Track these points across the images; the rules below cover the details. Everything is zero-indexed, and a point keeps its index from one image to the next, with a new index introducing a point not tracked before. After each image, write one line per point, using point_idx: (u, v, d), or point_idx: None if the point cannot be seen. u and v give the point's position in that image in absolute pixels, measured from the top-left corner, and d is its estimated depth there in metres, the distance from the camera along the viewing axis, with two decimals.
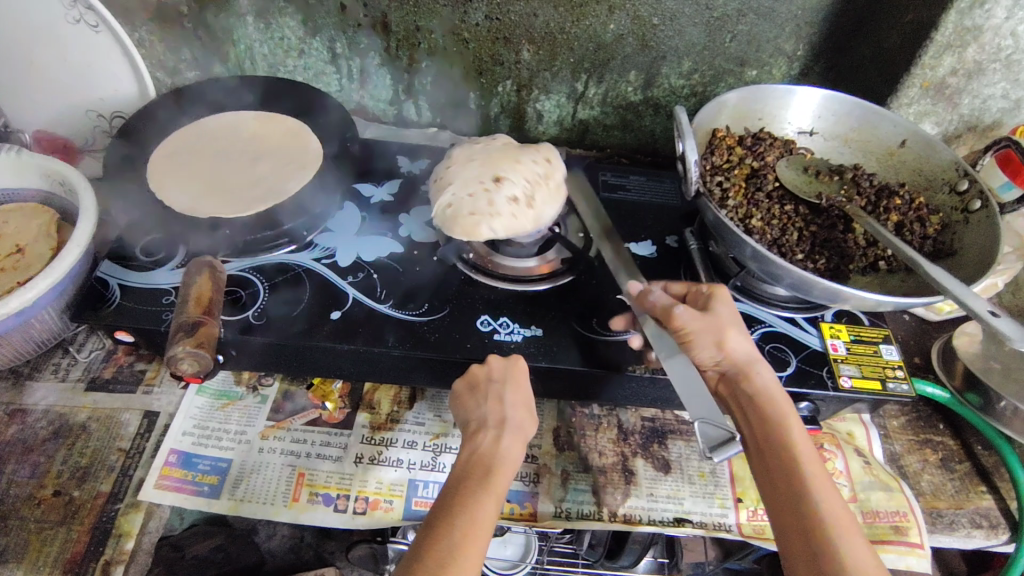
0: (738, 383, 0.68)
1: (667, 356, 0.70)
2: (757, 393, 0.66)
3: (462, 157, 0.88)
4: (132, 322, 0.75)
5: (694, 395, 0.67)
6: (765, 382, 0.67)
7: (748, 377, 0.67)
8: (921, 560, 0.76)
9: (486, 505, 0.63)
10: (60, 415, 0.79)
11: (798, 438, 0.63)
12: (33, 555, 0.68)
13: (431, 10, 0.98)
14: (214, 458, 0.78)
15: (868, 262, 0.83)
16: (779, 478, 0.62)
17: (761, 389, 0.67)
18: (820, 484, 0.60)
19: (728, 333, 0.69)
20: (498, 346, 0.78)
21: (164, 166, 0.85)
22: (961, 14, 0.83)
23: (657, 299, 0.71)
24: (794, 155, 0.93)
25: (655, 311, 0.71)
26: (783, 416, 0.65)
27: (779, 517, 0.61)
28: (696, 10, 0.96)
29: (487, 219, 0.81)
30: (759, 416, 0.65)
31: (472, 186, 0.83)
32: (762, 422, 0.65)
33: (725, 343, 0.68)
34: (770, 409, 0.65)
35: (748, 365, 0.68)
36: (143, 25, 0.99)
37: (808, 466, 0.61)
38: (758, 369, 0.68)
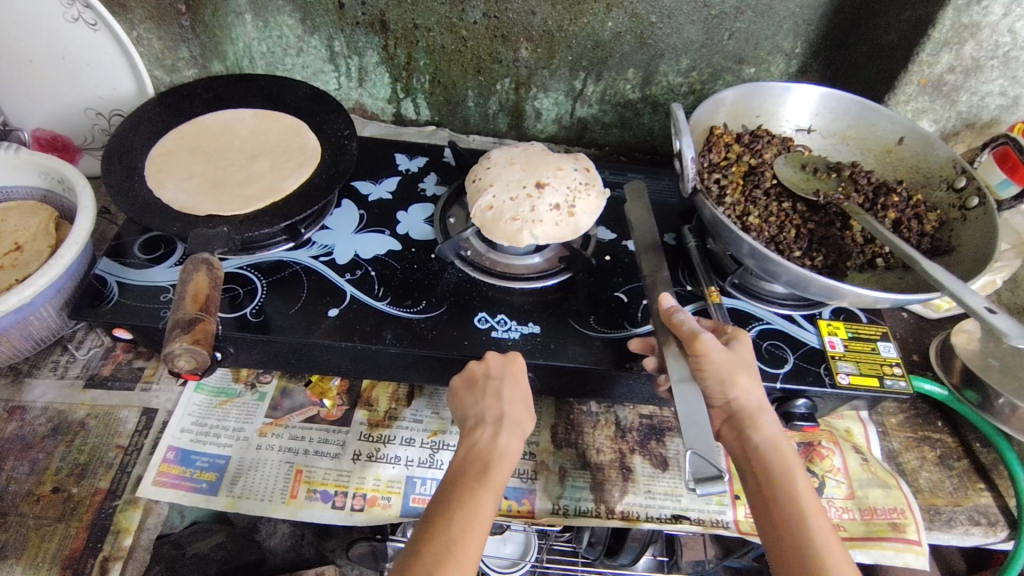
0: (745, 428, 0.68)
1: (677, 379, 0.67)
2: (765, 441, 0.67)
3: (507, 163, 0.85)
4: (130, 319, 0.75)
5: (695, 425, 0.63)
6: (772, 429, 0.68)
7: (756, 424, 0.67)
8: (918, 557, 0.76)
9: (485, 501, 0.63)
10: (58, 411, 0.79)
11: (802, 490, 0.65)
12: (32, 551, 0.69)
13: (429, 8, 0.99)
14: (212, 455, 0.78)
15: (866, 259, 0.83)
16: (782, 525, 0.63)
17: (769, 437, 0.67)
18: (824, 537, 0.62)
19: (744, 377, 0.68)
20: (496, 342, 0.78)
21: (162, 163, 0.85)
22: (958, 11, 0.83)
23: (686, 321, 0.69)
24: (792, 152, 0.93)
25: (680, 332, 0.69)
26: (789, 468, 0.66)
27: (784, 567, 0.62)
28: (694, 7, 0.96)
29: (529, 224, 0.79)
30: (766, 464, 0.66)
31: (516, 193, 0.81)
32: (768, 470, 0.66)
33: (741, 387, 0.67)
34: (777, 459, 0.66)
35: (758, 411, 0.68)
36: (141, 22, 0.92)
37: (813, 519, 0.63)
38: (766, 415, 0.68)
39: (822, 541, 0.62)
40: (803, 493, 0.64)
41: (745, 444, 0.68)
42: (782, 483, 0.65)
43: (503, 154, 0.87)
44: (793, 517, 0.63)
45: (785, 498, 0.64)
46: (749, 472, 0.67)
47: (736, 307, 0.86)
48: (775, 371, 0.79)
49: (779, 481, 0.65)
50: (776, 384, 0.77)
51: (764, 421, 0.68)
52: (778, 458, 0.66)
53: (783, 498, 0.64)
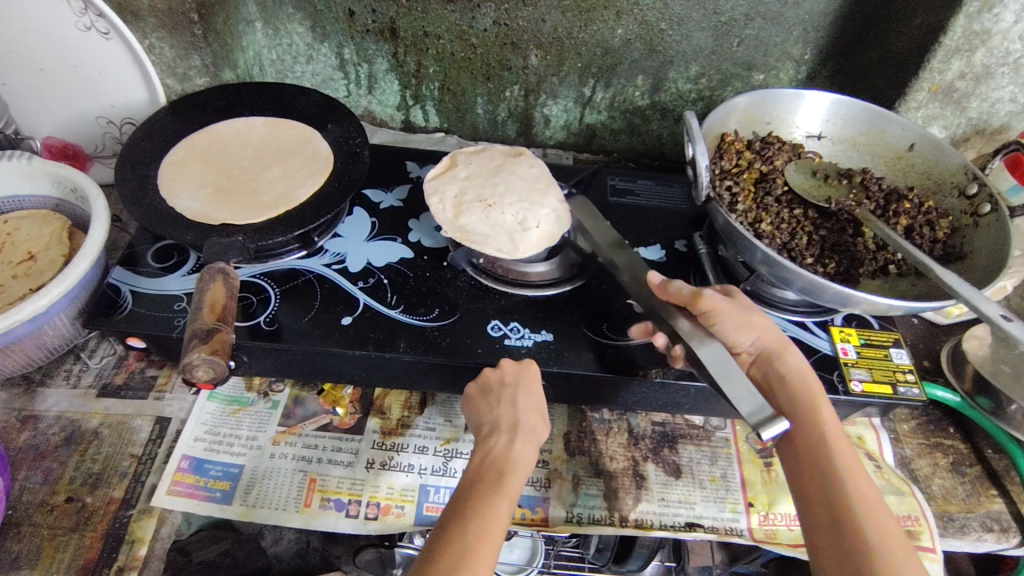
0: (772, 362, 0.70)
1: (699, 342, 0.66)
2: (791, 371, 0.69)
3: (449, 184, 0.88)
4: (145, 329, 0.75)
5: (732, 380, 0.63)
6: (799, 362, 0.70)
7: (782, 357, 0.70)
8: (933, 564, 0.77)
9: (499, 509, 0.63)
10: (72, 421, 0.79)
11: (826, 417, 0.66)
12: (46, 562, 0.69)
13: (439, 16, 0.99)
14: (225, 464, 0.78)
15: (878, 266, 0.83)
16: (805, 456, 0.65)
17: (795, 369, 0.69)
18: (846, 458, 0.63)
19: (759, 316, 0.71)
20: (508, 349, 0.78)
21: (175, 173, 0.85)
22: (969, 18, 0.83)
23: (684, 287, 0.70)
24: (803, 159, 0.93)
25: (680, 298, 0.70)
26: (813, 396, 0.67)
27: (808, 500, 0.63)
28: (703, 15, 0.97)
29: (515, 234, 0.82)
30: (792, 394, 0.68)
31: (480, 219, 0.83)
32: (796, 401, 0.67)
33: (758, 326, 0.71)
34: (798, 389, 0.68)
35: (783, 344, 0.71)
36: (154, 31, 0.92)
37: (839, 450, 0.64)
38: (791, 349, 0.70)
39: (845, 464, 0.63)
40: (828, 418, 0.66)
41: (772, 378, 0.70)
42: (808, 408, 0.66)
43: (440, 176, 0.90)
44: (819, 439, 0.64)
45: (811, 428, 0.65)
46: (776, 401, 0.69)
47: None
48: None
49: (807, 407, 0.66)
50: None
51: (789, 353, 0.70)
52: (805, 387, 0.68)
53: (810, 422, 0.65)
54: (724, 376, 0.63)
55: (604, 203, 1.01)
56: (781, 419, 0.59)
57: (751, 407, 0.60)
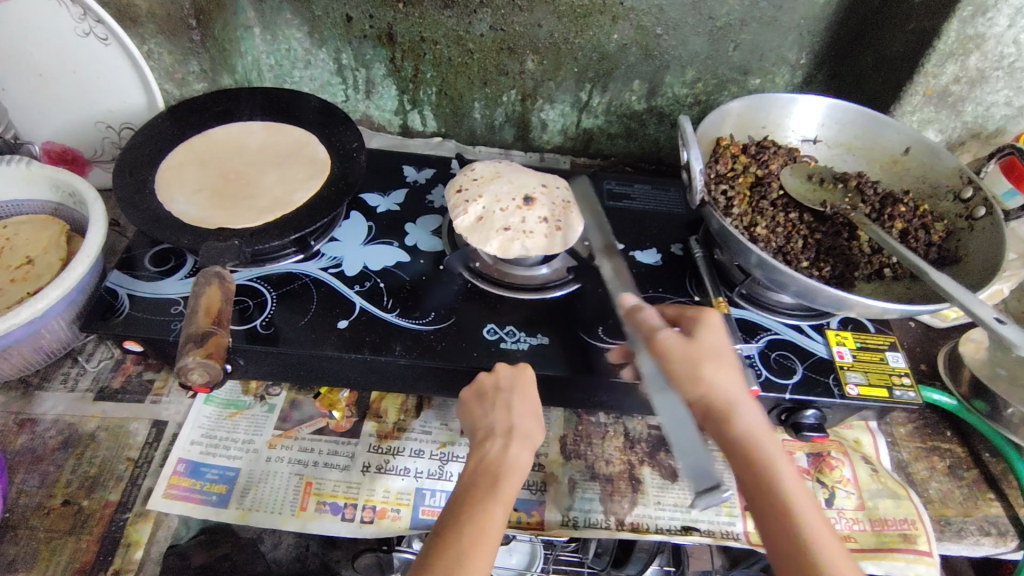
0: (721, 422, 0.65)
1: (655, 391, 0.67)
2: (740, 430, 0.64)
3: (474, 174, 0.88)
4: (142, 333, 0.75)
5: (683, 435, 0.63)
6: (749, 418, 0.65)
7: (734, 416, 0.65)
8: (930, 568, 0.75)
9: (495, 512, 0.63)
10: (69, 424, 0.79)
11: (785, 475, 0.61)
12: (43, 564, 0.69)
13: (436, 21, 1.00)
14: (222, 467, 0.78)
15: (873, 270, 0.83)
16: (768, 520, 0.60)
17: (748, 427, 0.64)
18: (813, 524, 0.59)
19: (707, 366, 0.67)
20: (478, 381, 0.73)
21: (173, 177, 0.85)
22: (963, 22, 0.83)
23: (649, 319, 0.71)
24: (799, 163, 0.93)
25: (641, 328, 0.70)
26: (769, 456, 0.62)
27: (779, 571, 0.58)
28: (699, 20, 0.97)
29: (520, 237, 0.80)
30: (744, 454, 0.63)
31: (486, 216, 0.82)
32: (747, 461, 0.62)
33: (709, 376, 0.66)
34: (754, 446, 0.63)
35: (731, 402, 0.66)
36: (152, 36, 0.94)
37: (803, 513, 0.59)
38: (741, 405, 0.66)
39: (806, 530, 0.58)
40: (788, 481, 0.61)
41: (722, 436, 0.65)
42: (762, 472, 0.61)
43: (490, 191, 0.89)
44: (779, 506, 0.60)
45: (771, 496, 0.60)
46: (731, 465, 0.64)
47: (743, 317, 0.86)
48: (784, 382, 0.79)
49: (765, 475, 0.61)
50: (786, 395, 0.78)
51: (742, 411, 0.65)
52: (757, 446, 0.63)
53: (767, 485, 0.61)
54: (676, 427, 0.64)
55: (601, 207, 1.01)
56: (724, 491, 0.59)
57: (693, 469, 0.61)
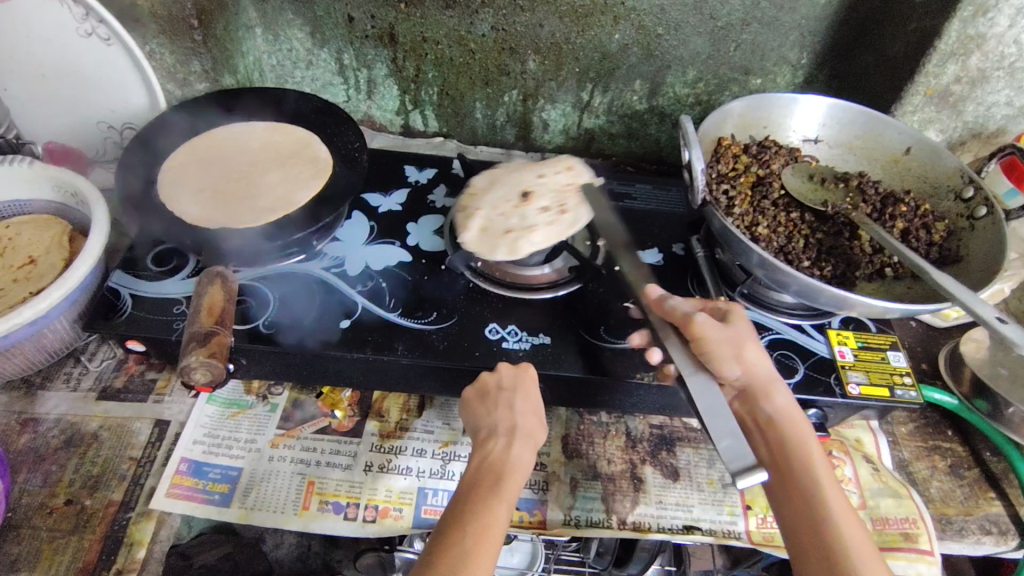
0: (757, 400, 0.69)
1: (687, 371, 0.66)
2: (778, 410, 0.68)
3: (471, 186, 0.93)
4: (144, 333, 0.76)
5: (717, 416, 0.63)
6: (784, 400, 0.68)
7: (769, 395, 0.68)
8: (931, 567, 0.76)
9: (498, 512, 0.63)
10: (71, 423, 0.79)
11: (816, 455, 0.65)
12: (45, 564, 0.69)
13: (437, 21, 1.00)
14: (224, 466, 0.79)
15: (874, 269, 0.83)
16: (795, 494, 0.64)
17: (784, 407, 0.68)
18: (839, 503, 0.63)
19: (749, 349, 0.70)
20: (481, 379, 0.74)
21: (175, 178, 0.85)
22: (964, 22, 0.83)
23: (678, 308, 0.70)
24: (800, 163, 0.93)
25: (674, 318, 0.70)
26: (802, 436, 0.66)
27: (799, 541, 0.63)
28: (701, 20, 0.97)
29: (523, 234, 0.83)
30: (777, 432, 0.67)
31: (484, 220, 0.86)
32: (780, 439, 0.66)
33: (746, 359, 0.69)
34: (786, 428, 0.67)
35: (771, 382, 0.69)
36: (154, 37, 0.94)
37: (828, 492, 0.63)
38: (779, 387, 0.69)
39: (833, 503, 0.63)
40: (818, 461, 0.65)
41: (757, 413, 0.69)
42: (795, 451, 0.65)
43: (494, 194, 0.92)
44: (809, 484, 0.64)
45: (801, 470, 0.64)
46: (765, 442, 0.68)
47: None
48: (786, 381, 0.79)
49: (796, 454, 0.65)
50: (788, 395, 0.78)
51: (776, 391, 0.69)
52: (793, 428, 0.67)
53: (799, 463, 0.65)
54: (708, 413, 0.63)
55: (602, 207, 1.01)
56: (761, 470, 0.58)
57: (730, 451, 0.60)
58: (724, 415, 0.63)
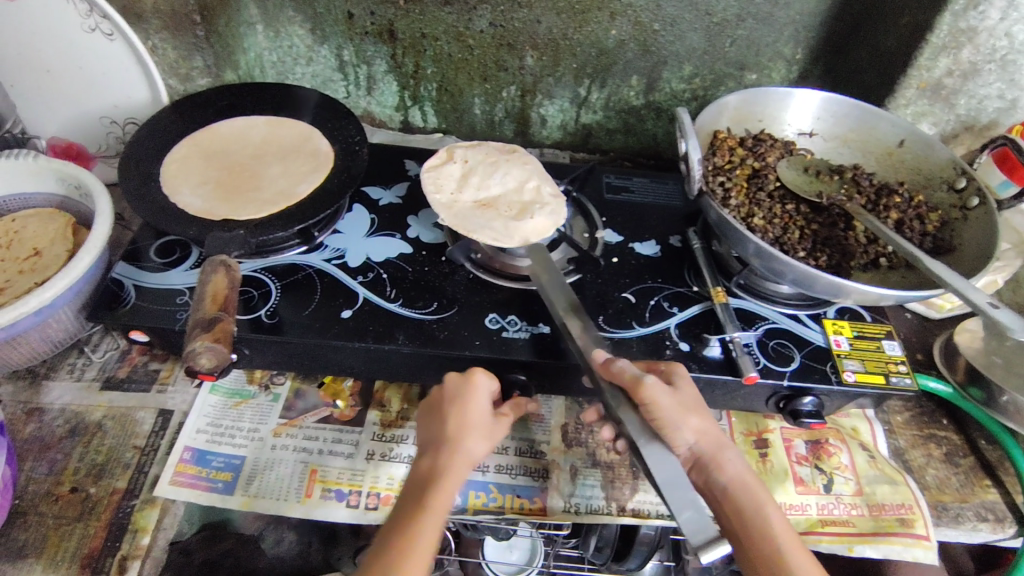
0: (710, 471, 0.70)
1: (643, 441, 0.67)
2: (730, 480, 0.69)
3: (445, 181, 0.91)
4: (148, 322, 0.77)
5: (676, 487, 0.65)
6: (735, 465, 0.70)
7: (720, 465, 0.69)
8: (927, 552, 0.77)
9: (422, 525, 0.62)
10: (76, 413, 0.80)
11: (773, 520, 0.67)
12: (51, 550, 0.70)
13: (436, 18, 1.01)
14: (228, 455, 0.79)
15: (869, 259, 0.85)
16: (763, 561, 0.65)
17: (733, 475, 0.69)
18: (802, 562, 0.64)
19: (695, 421, 0.69)
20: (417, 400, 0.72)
21: (177, 170, 0.86)
22: (955, 16, 0.85)
23: (626, 368, 0.67)
24: (795, 155, 0.94)
25: (621, 380, 0.67)
26: (758, 500, 0.68)
27: None
28: (696, 15, 0.99)
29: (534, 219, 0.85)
30: (732, 503, 0.68)
31: (500, 226, 0.84)
32: (737, 509, 0.68)
33: (696, 429, 0.69)
34: (740, 496, 0.68)
35: (719, 451, 0.70)
36: (157, 33, 0.95)
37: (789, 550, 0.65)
38: (727, 452, 0.70)
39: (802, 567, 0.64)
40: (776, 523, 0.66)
41: (711, 483, 0.70)
42: (755, 519, 0.67)
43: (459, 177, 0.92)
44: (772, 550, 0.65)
45: (762, 538, 0.66)
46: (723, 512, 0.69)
47: (742, 307, 0.87)
48: (782, 370, 0.80)
49: (755, 520, 0.67)
50: (784, 382, 0.79)
51: (725, 460, 0.70)
52: (746, 495, 0.68)
53: (756, 530, 0.66)
54: (667, 485, 0.65)
55: (599, 199, 1.02)
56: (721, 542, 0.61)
57: (691, 524, 0.62)
58: (680, 486, 0.65)
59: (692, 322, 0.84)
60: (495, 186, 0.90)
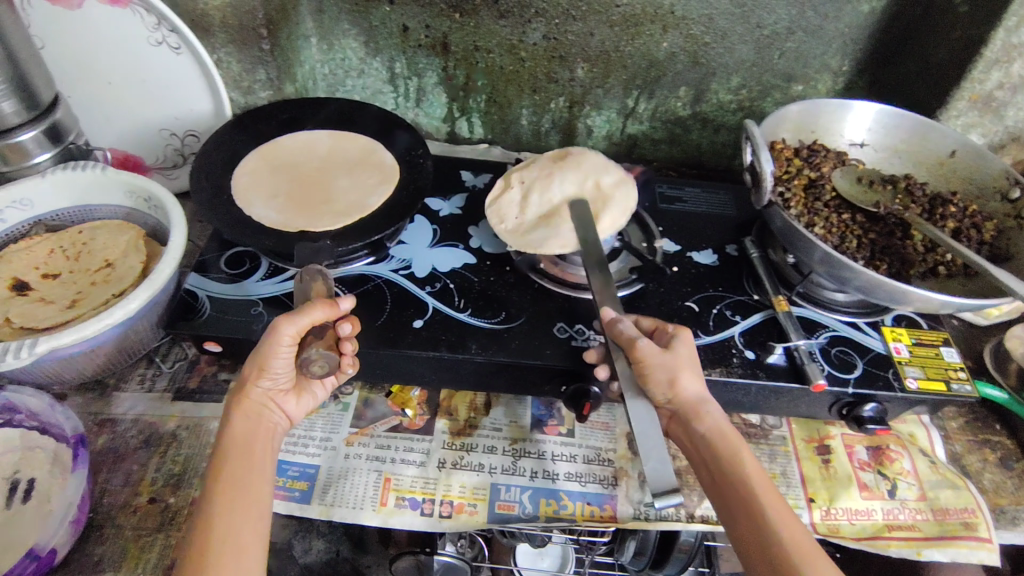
0: (689, 422, 0.71)
1: (631, 396, 0.70)
2: (710, 430, 0.70)
3: (508, 209, 0.93)
4: (226, 332, 0.77)
5: (649, 439, 0.68)
6: (716, 418, 0.71)
7: (700, 416, 0.71)
8: (992, 554, 0.77)
9: (232, 477, 0.64)
10: (149, 423, 0.81)
11: (750, 470, 0.68)
12: (134, 561, 0.70)
13: (491, 31, 1.03)
14: (303, 464, 0.80)
15: (928, 267, 0.86)
16: (737, 505, 0.66)
17: (714, 425, 0.70)
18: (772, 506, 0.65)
19: (686, 374, 0.71)
20: (265, 356, 0.68)
21: (250, 184, 0.87)
22: (1009, 31, 0.86)
23: (626, 330, 0.71)
24: (847, 166, 0.96)
25: (620, 340, 0.72)
26: (736, 451, 0.69)
27: (743, 546, 0.64)
28: (747, 28, 1.01)
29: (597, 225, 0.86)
30: (712, 453, 0.69)
31: (572, 229, 0.86)
32: (715, 459, 0.69)
33: (679, 381, 0.71)
34: (720, 446, 0.69)
35: (700, 404, 0.71)
36: (222, 46, 0.95)
37: (764, 497, 0.66)
38: (709, 406, 0.71)
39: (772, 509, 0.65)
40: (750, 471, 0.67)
41: (692, 436, 0.71)
42: (734, 468, 0.68)
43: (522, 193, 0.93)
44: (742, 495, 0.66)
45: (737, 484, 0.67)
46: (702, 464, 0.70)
47: (803, 315, 0.89)
48: (846, 376, 0.82)
49: (729, 466, 0.68)
50: (848, 389, 0.80)
51: (707, 412, 0.71)
52: (727, 444, 0.69)
53: (731, 477, 0.67)
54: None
55: (654, 208, 1.04)
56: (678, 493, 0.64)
57: (655, 472, 0.66)
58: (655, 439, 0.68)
59: (755, 330, 0.85)
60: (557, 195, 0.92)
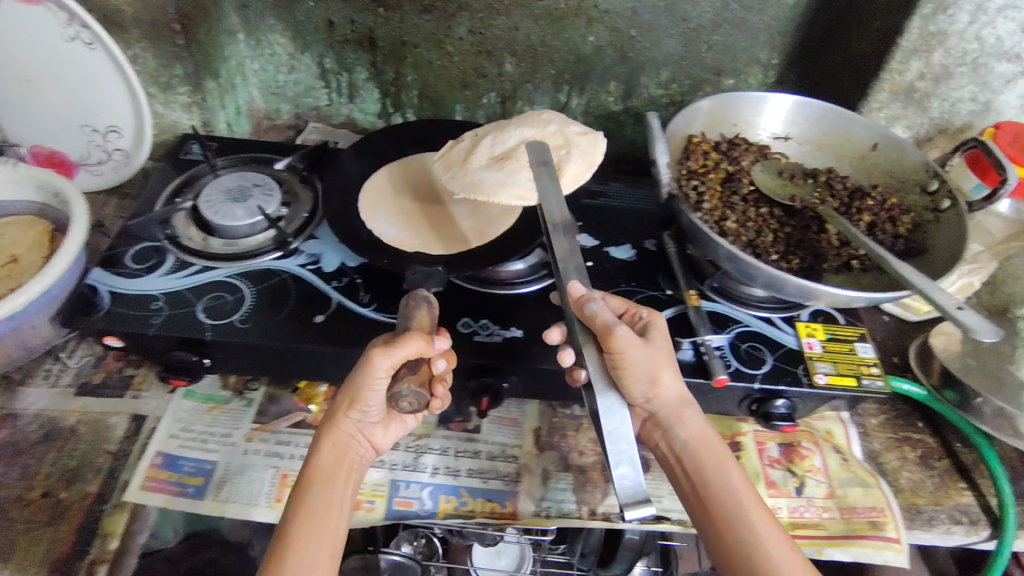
0: (670, 426, 0.70)
1: (601, 386, 0.59)
2: (692, 436, 0.70)
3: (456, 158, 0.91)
4: (121, 326, 0.77)
5: (619, 442, 0.58)
6: (696, 423, 0.70)
7: (682, 420, 0.70)
8: (898, 554, 0.76)
9: (306, 504, 0.66)
10: (50, 418, 0.81)
11: (734, 478, 0.68)
12: (19, 555, 0.70)
13: (416, 26, 1.02)
14: (199, 460, 0.79)
15: (841, 262, 0.85)
16: (713, 516, 0.66)
17: (693, 432, 0.70)
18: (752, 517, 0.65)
19: (664, 374, 0.68)
20: (362, 389, 0.68)
21: (371, 202, 0.93)
22: (925, 20, 0.85)
23: (599, 313, 0.61)
24: (769, 159, 0.95)
25: (593, 324, 0.61)
26: (718, 458, 0.69)
27: (723, 558, 0.64)
28: (672, 22, 1.00)
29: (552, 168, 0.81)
30: (693, 460, 0.69)
31: (526, 179, 0.82)
32: (694, 466, 0.69)
33: (659, 381, 0.68)
34: (702, 453, 0.69)
35: (679, 408, 0.70)
36: (137, 42, 0.97)
37: (748, 512, 0.65)
38: (689, 410, 0.70)
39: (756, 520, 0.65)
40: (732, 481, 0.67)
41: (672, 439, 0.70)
42: (720, 478, 0.68)
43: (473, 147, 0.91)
44: (728, 507, 0.66)
45: (714, 494, 0.67)
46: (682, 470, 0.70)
47: (714, 310, 0.88)
48: (753, 372, 0.80)
49: (711, 476, 0.68)
50: (754, 385, 0.79)
51: (687, 416, 0.70)
52: (707, 451, 0.69)
53: (713, 485, 0.67)
54: (611, 438, 0.58)
55: (576, 203, 1.02)
56: (649, 504, 0.56)
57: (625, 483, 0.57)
58: (625, 441, 0.58)
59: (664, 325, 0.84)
60: (512, 139, 0.87)
